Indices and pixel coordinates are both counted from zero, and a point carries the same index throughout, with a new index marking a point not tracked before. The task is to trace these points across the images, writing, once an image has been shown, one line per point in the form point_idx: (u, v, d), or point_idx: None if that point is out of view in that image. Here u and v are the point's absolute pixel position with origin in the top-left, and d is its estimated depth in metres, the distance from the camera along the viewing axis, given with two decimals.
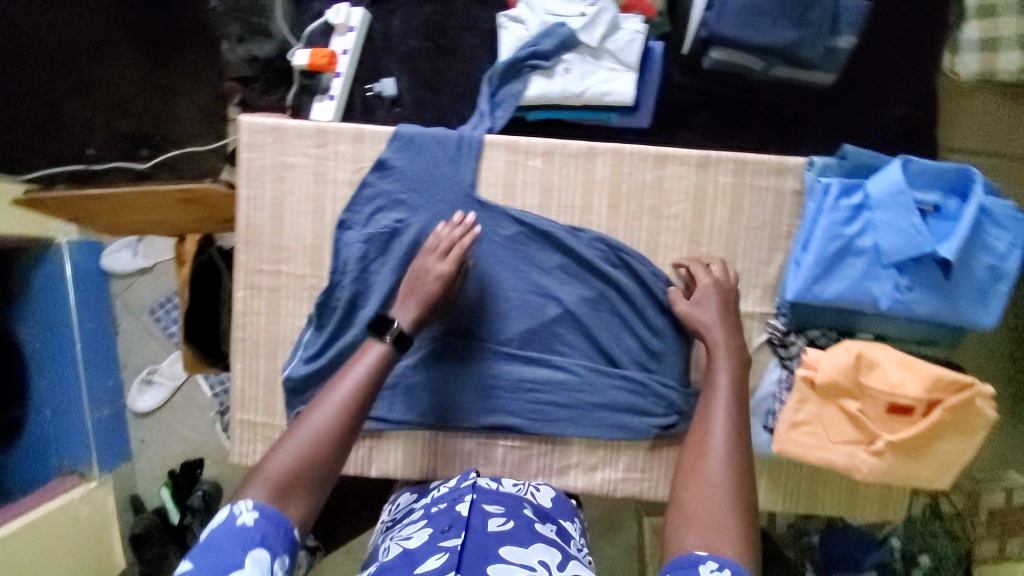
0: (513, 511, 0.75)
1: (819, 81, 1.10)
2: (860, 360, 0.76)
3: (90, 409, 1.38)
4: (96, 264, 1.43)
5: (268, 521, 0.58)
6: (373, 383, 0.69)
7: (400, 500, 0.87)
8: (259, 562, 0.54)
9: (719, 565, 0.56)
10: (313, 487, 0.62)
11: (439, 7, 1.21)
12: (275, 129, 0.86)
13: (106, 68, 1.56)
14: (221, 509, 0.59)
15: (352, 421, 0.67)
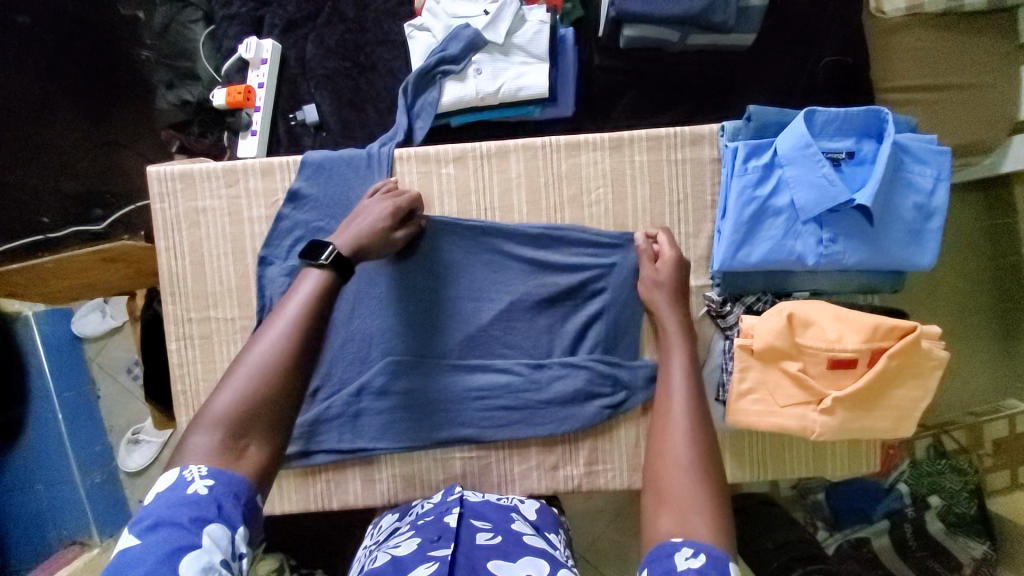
0: (500, 528, 0.74)
1: (741, 42, 1.05)
2: (794, 320, 0.74)
3: (81, 474, 1.36)
4: (66, 331, 1.40)
5: (225, 489, 0.51)
6: (319, 305, 0.62)
7: (382, 522, 0.85)
8: (218, 540, 0.48)
9: (694, 550, 0.51)
10: (269, 426, 0.56)
11: (352, 26, 1.16)
12: (184, 176, 0.86)
13: (45, 132, 1.54)
14: (168, 473, 0.52)
15: (301, 351, 0.59)
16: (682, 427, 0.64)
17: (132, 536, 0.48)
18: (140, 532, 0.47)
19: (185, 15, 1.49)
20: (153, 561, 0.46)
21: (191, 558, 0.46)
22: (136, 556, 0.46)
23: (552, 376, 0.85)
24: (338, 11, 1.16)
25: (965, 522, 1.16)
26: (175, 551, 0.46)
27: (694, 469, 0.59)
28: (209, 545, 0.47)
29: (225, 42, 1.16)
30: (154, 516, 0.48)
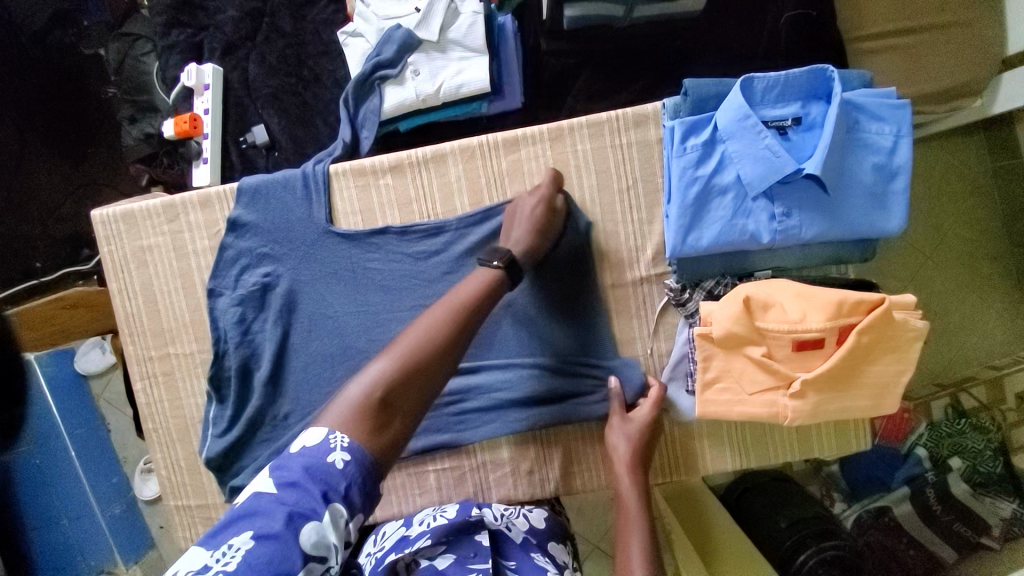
0: (525, 564, 0.73)
1: (691, 8, 0.99)
2: (752, 304, 0.70)
3: (102, 508, 1.40)
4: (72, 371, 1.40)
5: (357, 468, 0.51)
6: (476, 307, 0.65)
7: (388, 531, 0.82)
8: (336, 520, 0.48)
9: None
10: (412, 409, 0.57)
11: (291, 40, 1.13)
12: (125, 217, 0.85)
13: (27, 180, 1.60)
14: (312, 430, 0.52)
15: (460, 338, 0.62)
16: None
17: (273, 478, 0.50)
18: (281, 483, 0.49)
19: (137, 49, 1.43)
20: (280, 522, 0.47)
21: (308, 529, 0.47)
22: (268, 505, 0.48)
23: (524, 381, 0.82)
24: (274, 26, 1.13)
25: (993, 482, 1.09)
26: (298, 515, 0.47)
27: None
28: (325, 522, 0.47)
29: (170, 73, 1.15)
30: (295, 472, 0.49)
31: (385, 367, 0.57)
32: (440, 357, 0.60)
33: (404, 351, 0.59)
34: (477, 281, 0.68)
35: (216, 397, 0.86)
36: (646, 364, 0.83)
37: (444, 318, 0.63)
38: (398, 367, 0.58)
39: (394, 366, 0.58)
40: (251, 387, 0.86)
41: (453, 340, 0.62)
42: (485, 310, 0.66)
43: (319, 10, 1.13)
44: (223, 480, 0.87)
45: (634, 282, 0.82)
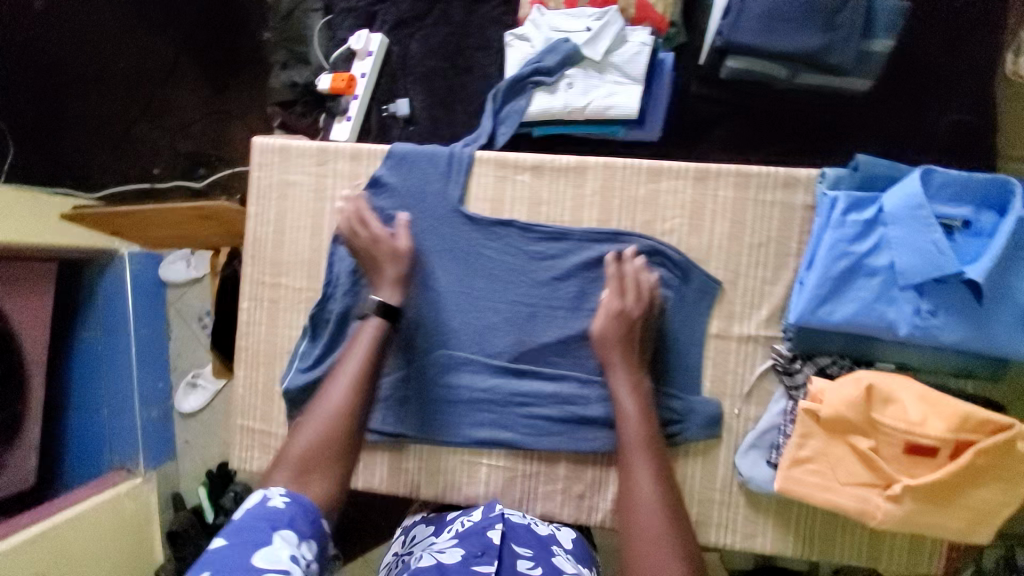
0: (540, 558, 0.73)
1: (854, 87, 1.01)
2: (872, 394, 0.68)
3: (141, 409, 1.79)
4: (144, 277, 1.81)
5: (295, 507, 0.64)
6: (371, 356, 0.77)
7: (419, 535, 0.86)
8: (285, 539, 0.60)
9: None
10: (327, 465, 0.71)
11: (455, 29, 1.20)
12: (282, 150, 0.91)
13: (170, 93, 1.76)
14: (253, 493, 0.66)
15: (359, 393, 0.76)
16: (653, 511, 0.67)
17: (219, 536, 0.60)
18: (230, 532, 0.60)
19: (308, 5, 1.56)
20: (238, 551, 0.58)
21: (261, 553, 0.58)
22: (220, 550, 0.58)
23: (600, 405, 0.82)
24: (444, 13, 1.21)
25: None
26: (252, 543, 0.58)
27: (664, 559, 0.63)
28: (276, 543, 0.59)
29: (339, 34, 1.25)
30: (242, 520, 0.60)
31: (319, 425, 0.72)
32: (350, 415, 0.74)
33: (330, 416, 0.74)
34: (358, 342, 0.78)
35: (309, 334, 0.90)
36: (729, 424, 0.80)
37: (344, 380, 0.76)
38: (324, 428, 0.72)
39: (302, 426, 0.73)
40: (343, 334, 0.89)
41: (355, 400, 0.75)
42: (376, 354, 0.77)
43: (489, 9, 1.20)
44: (294, 414, 0.90)
45: (742, 338, 0.80)
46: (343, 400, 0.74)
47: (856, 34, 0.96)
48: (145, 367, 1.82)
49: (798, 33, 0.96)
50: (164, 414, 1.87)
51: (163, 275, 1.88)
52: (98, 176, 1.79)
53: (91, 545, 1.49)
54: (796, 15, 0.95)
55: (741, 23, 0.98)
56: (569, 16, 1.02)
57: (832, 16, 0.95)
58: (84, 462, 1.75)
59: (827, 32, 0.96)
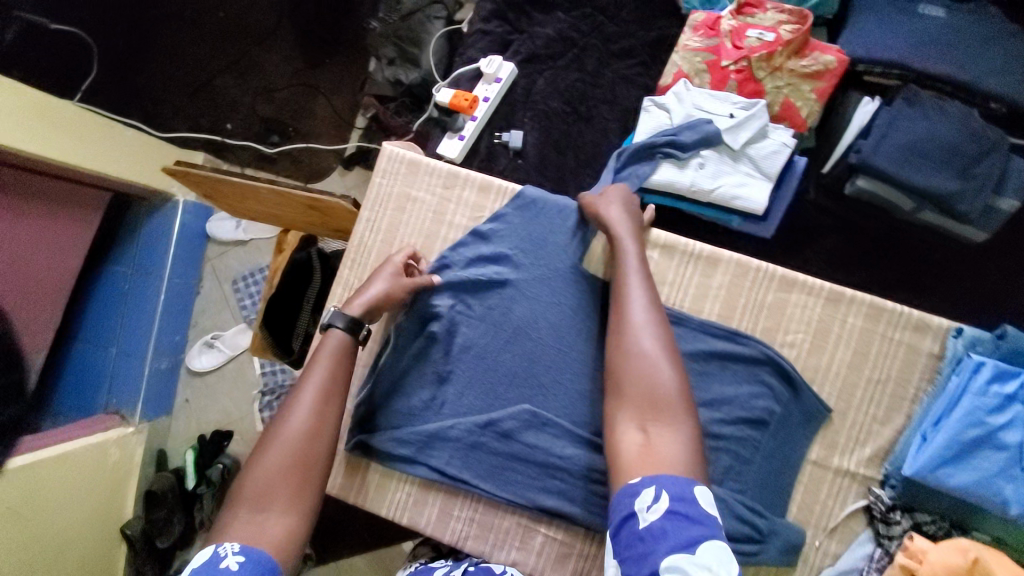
0: None
1: (970, 236, 1.00)
2: (976, 566, 0.65)
3: (152, 358, 1.73)
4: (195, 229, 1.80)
5: (251, 567, 0.57)
6: (331, 372, 0.73)
7: None
8: None
9: (657, 491, 0.55)
10: (291, 497, 0.66)
11: (585, 77, 1.20)
12: (411, 163, 0.90)
13: (267, 57, 1.75)
14: (204, 551, 0.59)
15: (322, 413, 0.71)
16: (653, 350, 0.66)
17: None
18: None
19: (431, 11, 1.54)
20: None
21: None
22: None
23: None
24: (578, 60, 1.21)
25: None
26: None
27: (661, 398, 0.63)
28: None
29: (469, 52, 1.24)
30: None
31: (272, 461, 0.67)
32: (313, 440, 0.70)
33: (287, 443, 0.69)
34: (320, 351, 0.75)
35: (391, 351, 0.87)
36: (807, 555, 0.77)
37: (307, 400, 0.71)
38: (283, 460, 0.68)
39: (266, 457, 0.68)
40: (428, 363, 0.86)
41: (317, 422, 0.71)
42: (338, 368, 0.74)
43: (623, 66, 1.20)
44: (358, 429, 0.86)
45: (840, 471, 0.77)
46: (306, 421, 0.70)
47: (989, 188, 0.95)
48: (167, 318, 1.76)
49: (935, 173, 0.95)
50: (172, 369, 1.81)
51: (209, 230, 1.84)
52: (167, 115, 1.73)
53: (64, 485, 1.41)
54: (938, 156, 0.94)
55: (880, 148, 0.96)
56: (713, 98, 1.02)
57: (971, 166, 0.94)
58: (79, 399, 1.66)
59: (962, 179, 0.95)
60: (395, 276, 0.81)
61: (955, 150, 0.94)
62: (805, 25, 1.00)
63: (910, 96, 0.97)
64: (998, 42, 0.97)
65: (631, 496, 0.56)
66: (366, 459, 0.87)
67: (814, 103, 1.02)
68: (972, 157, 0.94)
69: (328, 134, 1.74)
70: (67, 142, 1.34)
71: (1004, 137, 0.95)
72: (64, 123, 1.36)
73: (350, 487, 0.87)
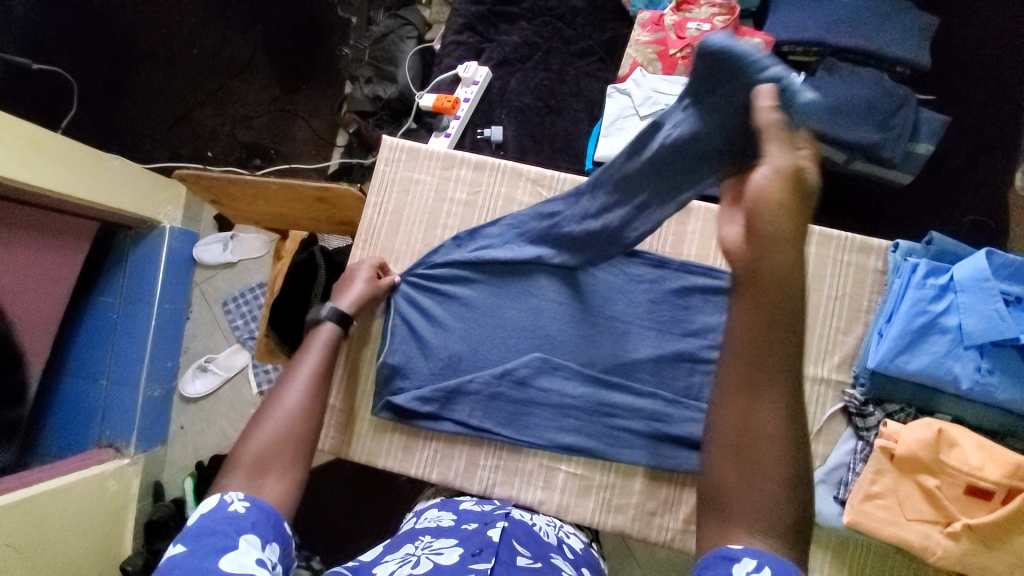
0: (540, 557, 0.74)
1: (896, 179, 1.16)
2: (941, 437, 0.77)
3: (145, 387, 1.68)
4: (185, 254, 1.81)
5: (258, 510, 0.61)
6: (327, 357, 0.77)
7: (429, 515, 0.84)
8: (251, 545, 0.58)
9: (758, 565, 0.49)
10: (288, 462, 0.67)
11: (552, 75, 1.34)
12: (411, 150, 1.00)
13: (246, 86, 1.83)
14: (210, 497, 0.62)
15: (317, 393, 0.74)
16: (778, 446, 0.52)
17: (178, 544, 0.58)
18: (186, 542, 0.58)
19: (403, 32, 1.68)
20: (199, 556, 0.56)
21: (227, 558, 0.56)
22: (177, 560, 0.56)
23: (687, 424, 0.87)
24: (544, 60, 1.35)
25: None
26: (217, 549, 0.57)
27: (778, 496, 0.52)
28: (242, 548, 0.57)
29: (446, 60, 1.38)
30: (201, 525, 0.58)
31: (265, 435, 0.68)
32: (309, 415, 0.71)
33: (281, 418, 0.70)
34: (313, 343, 0.78)
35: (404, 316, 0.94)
36: None
37: (302, 378, 0.74)
38: (277, 431, 0.68)
39: (259, 430, 0.68)
40: (443, 326, 0.93)
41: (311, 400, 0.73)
42: (333, 356, 0.78)
43: (585, 64, 1.35)
44: (384, 393, 0.92)
45: (818, 379, 0.88)
46: (301, 399, 0.72)
47: (906, 136, 1.12)
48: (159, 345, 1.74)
49: (857, 127, 1.12)
50: (165, 396, 1.77)
51: (196, 254, 1.84)
52: (146, 147, 1.78)
53: (65, 522, 1.35)
54: (857, 113, 1.11)
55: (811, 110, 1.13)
56: (667, 81, 1.18)
57: (887, 119, 1.11)
58: (70, 433, 1.59)
59: (881, 131, 1.12)
60: (372, 279, 0.89)
61: (871, 107, 1.11)
62: (734, 15, 1.17)
63: (828, 67, 1.15)
64: (893, 18, 1.16)
65: (726, 563, 0.50)
66: (393, 423, 0.93)
67: None
68: (886, 112, 1.12)
69: (311, 154, 1.82)
70: (59, 170, 1.33)
71: (909, 95, 1.13)
72: (58, 154, 1.33)
73: (379, 451, 0.93)
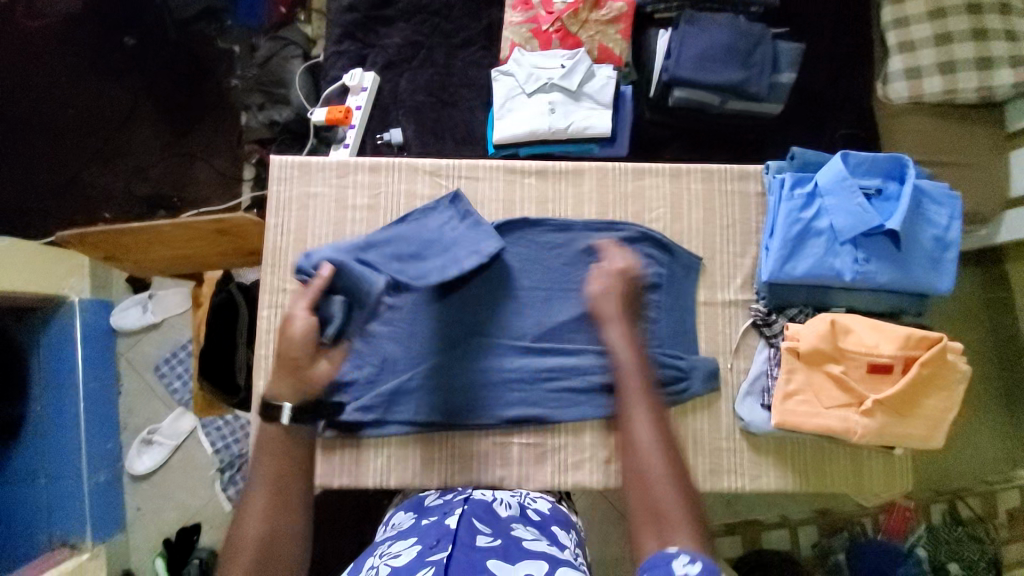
0: (500, 533, 0.72)
1: (768, 110, 1.26)
2: (836, 327, 0.85)
3: (88, 474, 1.50)
4: (104, 324, 1.62)
5: None
6: (279, 458, 0.69)
7: (396, 521, 0.82)
8: None
9: (692, 558, 0.55)
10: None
11: (440, 70, 1.36)
12: (302, 165, 0.98)
13: (132, 137, 1.73)
14: None
15: (287, 500, 0.67)
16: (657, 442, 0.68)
17: None
18: None
19: (286, 52, 1.65)
20: None
21: None
22: None
23: None
24: (429, 57, 1.36)
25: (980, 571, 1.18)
26: None
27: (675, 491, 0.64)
28: None
29: (331, 73, 1.37)
30: None
31: (241, 565, 0.62)
32: (286, 525, 0.65)
33: (251, 540, 0.63)
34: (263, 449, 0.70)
35: None
36: (725, 378, 0.93)
37: (264, 490, 0.67)
38: (254, 554, 0.63)
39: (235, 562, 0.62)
40: (367, 331, 0.92)
41: (278, 507, 0.66)
42: (290, 454, 0.70)
43: (469, 54, 1.38)
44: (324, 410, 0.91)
45: (727, 302, 0.95)
46: (265, 516, 0.65)
47: (767, 69, 1.21)
48: None
49: (725, 68, 1.20)
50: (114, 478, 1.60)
51: (115, 322, 1.65)
52: (36, 223, 1.65)
53: None
54: (721, 55, 1.20)
55: (681, 62, 1.20)
56: (545, 56, 1.22)
57: (747, 56, 1.20)
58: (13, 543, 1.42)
59: (745, 69, 1.20)
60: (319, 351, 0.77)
61: (731, 47, 1.20)
62: None
63: (687, 18, 1.23)
64: None
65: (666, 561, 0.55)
66: (341, 438, 0.92)
67: (621, 41, 1.25)
68: (745, 51, 1.21)
69: (217, 194, 1.73)
70: None
71: (763, 31, 1.22)
72: None
73: (332, 468, 0.92)
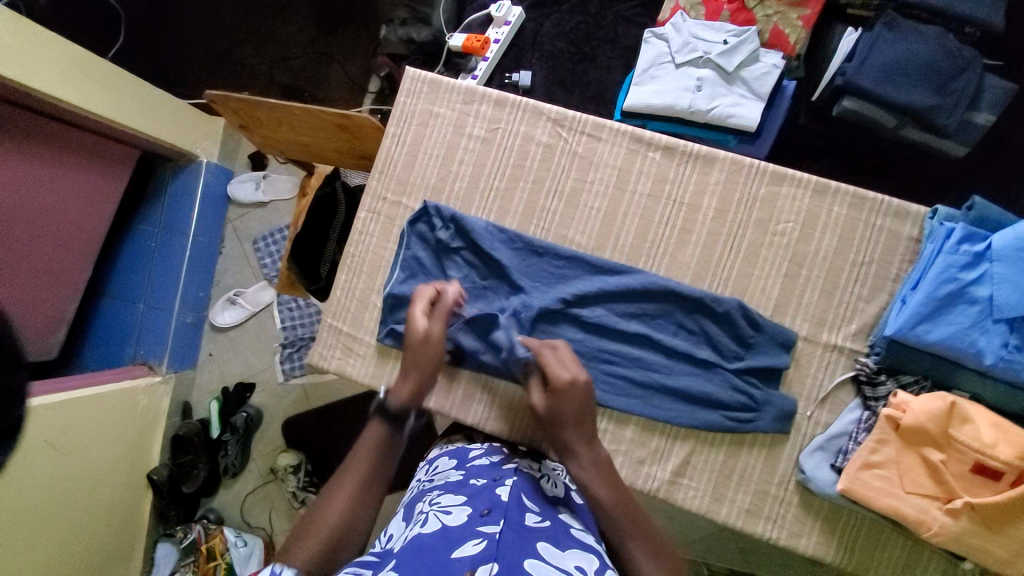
0: (549, 515, 0.68)
1: (951, 151, 1.07)
2: (953, 411, 0.74)
3: (178, 311, 1.65)
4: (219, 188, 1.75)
5: None
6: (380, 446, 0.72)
7: (439, 464, 0.85)
8: None
9: None
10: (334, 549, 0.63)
11: (589, 19, 1.28)
12: (432, 82, 0.98)
13: (283, 24, 1.82)
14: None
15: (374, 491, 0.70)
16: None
17: None
18: None
19: None
20: None
21: None
22: None
23: (688, 381, 0.86)
24: (583, 4, 1.29)
25: None
26: None
27: None
28: None
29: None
30: None
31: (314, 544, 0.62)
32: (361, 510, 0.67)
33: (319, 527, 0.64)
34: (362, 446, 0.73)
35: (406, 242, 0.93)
36: (799, 424, 0.85)
37: (349, 487, 0.69)
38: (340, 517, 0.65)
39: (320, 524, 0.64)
40: (446, 260, 0.92)
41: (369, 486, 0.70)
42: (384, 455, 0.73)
43: (624, 9, 1.29)
44: (388, 322, 0.93)
45: (831, 345, 0.85)
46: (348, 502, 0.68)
47: (963, 104, 1.02)
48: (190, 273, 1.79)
49: (914, 89, 1.02)
50: (196, 324, 1.73)
51: (230, 191, 1.78)
52: (189, 85, 1.80)
53: (95, 435, 1.31)
54: (914, 73, 1.01)
55: (863, 68, 1.03)
56: (709, 28, 1.11)
57: (945, 82, 1.01)
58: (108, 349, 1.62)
59: (938, 95, 1.02)
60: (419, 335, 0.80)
61: (929, 66, 1.01)
62: None
63: (888, 22, 1.04)
64: None
65: None
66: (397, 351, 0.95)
67: (801, 29, 1.10)
68: (946, 74, 1.02)
69: (341, 96, 1.81)
70: (101, 93, 1.27)
71: (976, 56, 1.02)
72: (101, 79, 1.27)
73: (381, 375, 0.95)
